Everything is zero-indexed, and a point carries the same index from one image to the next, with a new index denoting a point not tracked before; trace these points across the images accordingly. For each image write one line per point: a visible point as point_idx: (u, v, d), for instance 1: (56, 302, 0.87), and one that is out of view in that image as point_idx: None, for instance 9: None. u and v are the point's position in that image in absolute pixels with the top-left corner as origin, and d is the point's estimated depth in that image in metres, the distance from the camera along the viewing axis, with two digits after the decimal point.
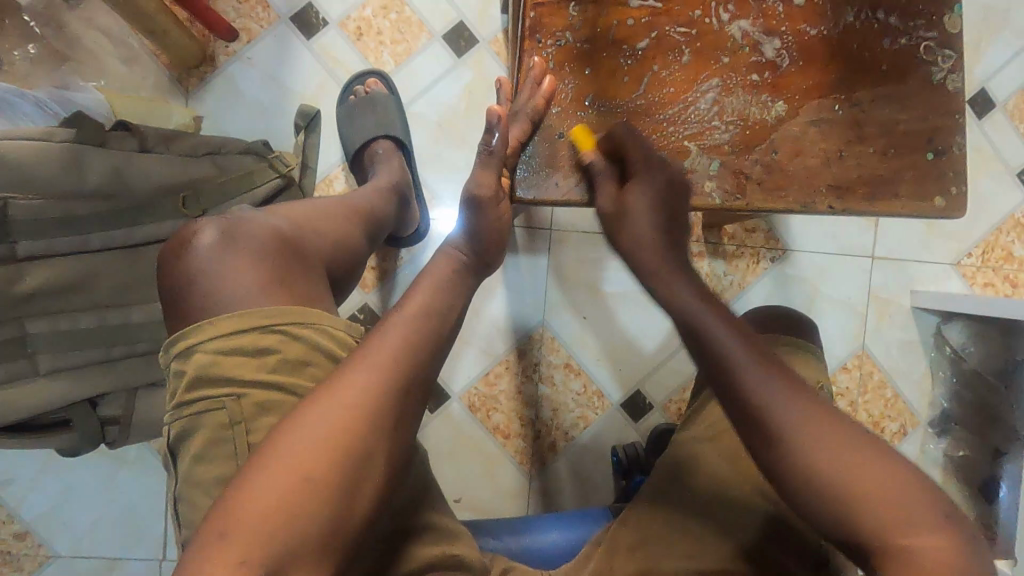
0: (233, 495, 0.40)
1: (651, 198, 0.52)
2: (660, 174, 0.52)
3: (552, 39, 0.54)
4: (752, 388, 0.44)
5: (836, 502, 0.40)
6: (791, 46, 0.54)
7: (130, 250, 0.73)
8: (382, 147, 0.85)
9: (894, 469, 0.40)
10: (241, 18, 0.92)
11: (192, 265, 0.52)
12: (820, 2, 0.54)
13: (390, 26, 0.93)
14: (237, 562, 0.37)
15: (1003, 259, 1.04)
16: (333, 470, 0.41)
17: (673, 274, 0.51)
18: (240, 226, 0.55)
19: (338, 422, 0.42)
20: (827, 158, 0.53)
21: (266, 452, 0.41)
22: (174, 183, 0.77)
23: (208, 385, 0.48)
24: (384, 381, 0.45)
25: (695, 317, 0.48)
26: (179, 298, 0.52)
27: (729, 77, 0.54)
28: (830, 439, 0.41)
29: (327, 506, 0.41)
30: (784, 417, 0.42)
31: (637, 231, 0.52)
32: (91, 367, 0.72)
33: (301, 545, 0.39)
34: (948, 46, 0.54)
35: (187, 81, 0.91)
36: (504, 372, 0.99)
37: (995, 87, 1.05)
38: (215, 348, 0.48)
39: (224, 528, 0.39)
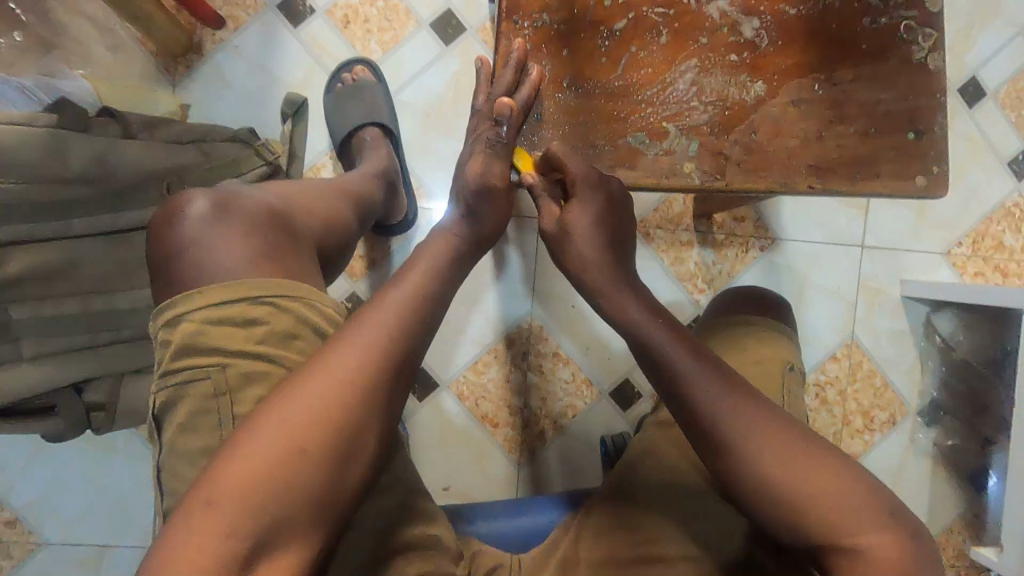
0: (218, 467, 0.40)
1: (590, 218, 0.53)
2: (599, 192, 0.53)
3: (530, 20, 0.55)
4: (701, 401, 0.46)
5: (782, 501, 0.43)
6: (770, 26, 0.53)
7: (117, 234, 0.74)
8: (370, 134, 0.85)
9: (832, 471, 0.43)
10: (228, 6, 0.91)
11: (183, 235, 0.52)
12: None
13: (377, 14, 0.93)
14: (223, 533, 0.38)
15: (994, 248, 1.04)
16: (323, 446, 0.41)
17: (620, 291, 0.53)
18: (232, 200, 0.55)
19: (329, 396, 0.42)
20: (808, 138, 0.52)
21: (255, 424, 0.41)
22: (160, 171, 0.76)
23: (196, 354, 0.48)
24: (377, 355, 0.44)
25: (646, 332, 0.50)
26: (169, 268, 0.51)
27: (708, 57, 0.54)
28: (780, 445, 0.44)
29: (317, 480, 0.41)
30: (732, 424, 0.45)
31: (582, 253, 0.54)
32: (77, 352, 0.71)
33: (290, 519, 0.40)
34: (929, 26, 0.53)
35: (174, 70, 0.91)
36: (493, 361, 0.99)
37: (985, 76, 1.04)
38: (203, 318, 0.48)
39: (209, 498, 0.39)
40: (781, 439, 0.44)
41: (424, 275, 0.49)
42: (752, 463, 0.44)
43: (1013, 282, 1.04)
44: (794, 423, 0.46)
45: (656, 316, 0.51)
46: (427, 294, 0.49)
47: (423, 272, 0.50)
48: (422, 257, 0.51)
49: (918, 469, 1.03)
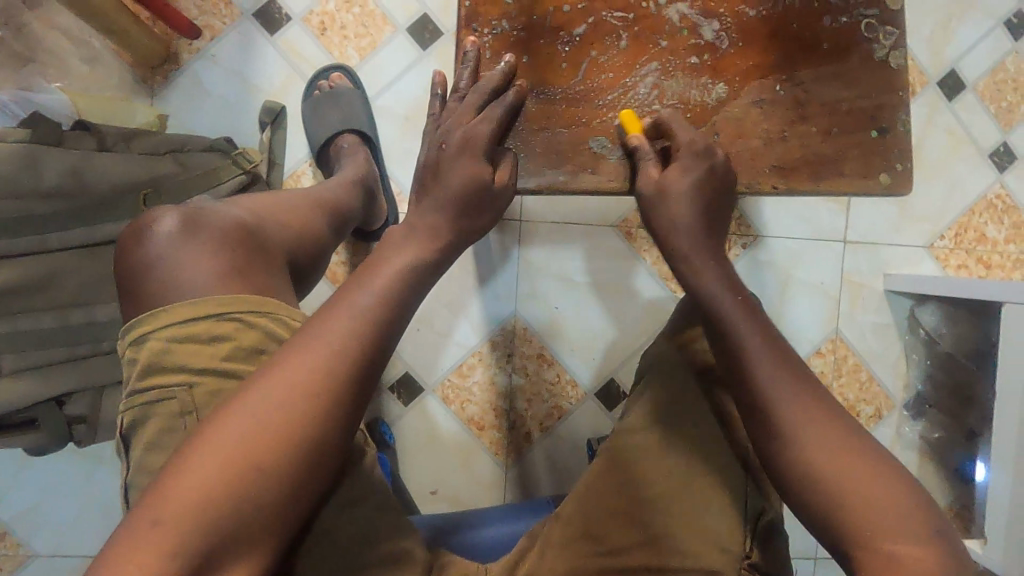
0: (168, 475, 0.41)
1: (691, 185, 0.51)
2: (704, 161, 0.51)
3: (488, 27, 0.55)
4: (762, 384, 0.47)
5: (828, 499, 0.44)
6: (730, 28, 0.53)
7: (90, 249, 0.73)
8: (347, 141, 0.86)
9: (875, 476, 0.44)
10: (203, 14, 0.91)
11: (150, 253, 0.53)
12: None
13: (353, 20, 0.92)
14: (170, 543, 0.38)
15: (977, 240, 1.05)
16: (282, 457, 0.42)
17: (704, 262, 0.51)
18: (202, 217, 0.55)
19: (286, 405, 0.43)
20: (771, 139, 0.52)
21: (209, 432, 0.42)
22: (138, 182, 0.76)
23: (161, 373, 0.48)
24: (334, 357, 0.44)
25: (720, 306, 0.50)
26: (137, 286, 0.52)
27: (668, 60, 0.54)
28: (828, 442, 0.45)
29: (274, 482, 0.42)
30: (790, 414, 0.46)
31: (668, 221, 0.52)
32: (55, 367, 0.71)
33: (244, 528, 0.41)
34: (890, 24, 0.53)
35: (152, 81, 0.90)
36: (478, 364, 0.99)
37: (966, 68, 1.04)
38: (166, 337, 0.49)
39: (161, 508, 0.39)
40: (833, 436, 0.46)
41: (387, 284, 0.49)
42: (802, 450, 0.45)
43: (995, 274, 1.05)
44: (852, 427, 0.47)
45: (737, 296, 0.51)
46: (392, 302, 0.48)
47: (386, 279, 0.49)
48: (388, 262, 0.50)
49: (904, 462, 1.05)
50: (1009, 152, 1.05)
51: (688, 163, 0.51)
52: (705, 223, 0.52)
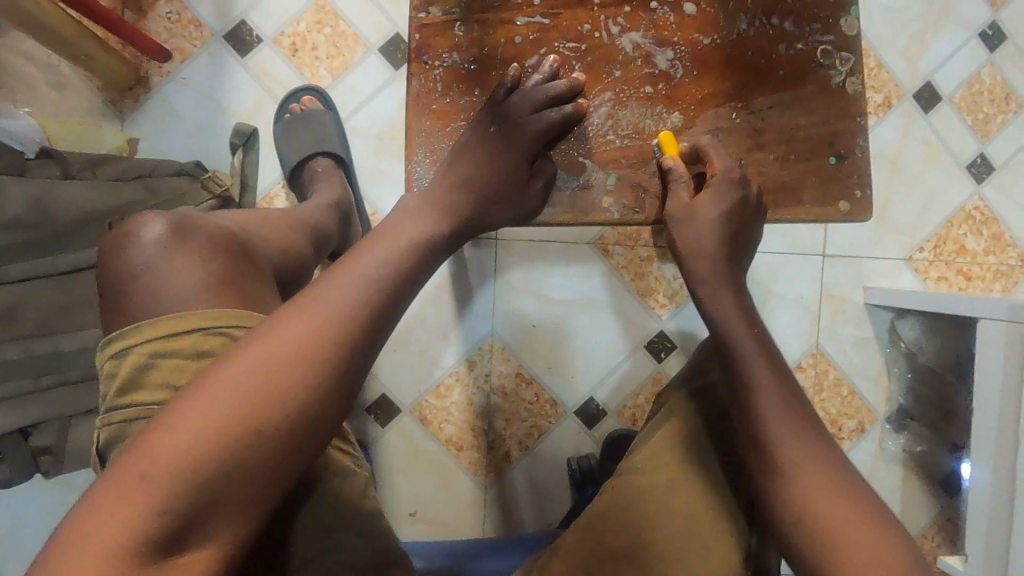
0: (151, 431, 0.37)
1: (722, 214, 0.50)
2: (739, 191, 0.50)
3: (439, 60, 0.55)
4: (769, 419, 0.48)
5: (814, 536, 0.44)
6: (684, 56, 0.53)
7: (58, 278, 0.72)
8: (321, 164, 0.85)
9: (865, 524, 0.44)
10: (173, 37, 0.90)
11: (136, 260, 0.51)
12: (713, 9, 0.53)
13: (324, 41, 0.92)
14: (147, 501, 0.35)
15: (956, 252, 1.05)
16: (273, 421, 0.38)
17: (725, 287, 0.51)
18: (192, 224, 0.54)
19: (281, 363, 0.40)
20: (730, 167, 0.52)
21: (196, 389, 0.39)
22: (105, 210, 0.76)
23: (143, 388, 0.45)
24: (332, 321, 0.42)
25: (733, 337, 0.50)
26: (122, 294, 0.50)
27: (623, 90, 0.54)
28: (820, 486, 0.45)
29: (262, 449, 0.38)
30: (784, 453, 0.47)
31: (699, 239, 0.51)
32: (18, 399, 0.70)
33: (225, 494, 0.37)
34: (847, 50, 0.52)
35: (121, 104, 0.90)
36: (455, 384, 0.98)
37: (941, 80, 1.04)
38: (151, 350, 0.46)
39: (137, 466, 0.36)
40: (827, 481, 0.46)
41: None
42: (796, 489, 0.46)
43: (974, 286, 1.05)
44: (853, 477, 0.47)
45: (750, 328, 0.51)
46: None
47: None
48: (395, 233, 0.48)
49: (888, 476, 1.04)
50: (986, 164, 1.05)
51: (719, 191, 0.50)
52: (727, 252, 0.52)
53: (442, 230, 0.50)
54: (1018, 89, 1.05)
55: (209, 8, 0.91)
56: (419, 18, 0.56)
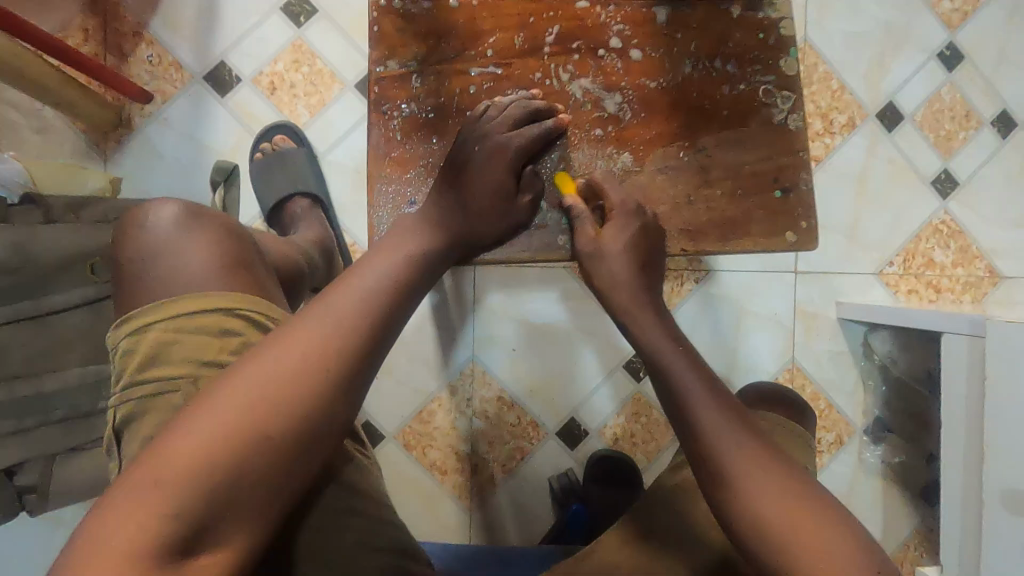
0: (165, 436, 0.38)
1: (629, 242, 0.55)
2: (636, 221, 0.56)
3: (398, 110, 0.58)
4: (708, 430, 0.49)
5: (773, 545, 0.44)
6: (632, 99, 0.58)
7: (40, 319, 0.74)
8: (300, 206, 0.88)
9: (818, 521, 0.44)
10: (155, 80, 0.93)
11: (150, 243, 0.52)
12: (658, 55, 0.58)
13: (302, 79, 0.95)
14: (160, 506, 0.36)
15: (925, 265, 1.08)
16: (286, 424, 0.39)
17: (646, 311, 0.56)
18: (201, 210, 0.55)
19: (290, 370, 0.40)
20: (643, 210, 0.56)
21: (205, 396, 0.39)
22: (86, 250, 0.76)
23: (165, 364, 0.46)
24: (341, 328, 0.43)
25: (665, 360, 0.53)
26: (137, 273, 0.51)
27: (574, 133, 0.58)
28: (775, 491, 0.46)
29: (273, 454, 0.39)
30: (729, 464, 0.48)
31: (615, 272, 0.56)
32: (3, 439, 0.71)
33: (237, 499, 0.38)
34: (787, 88, 0.57)
35: (105, 145, 0.92)
36: (438, 410, 1.00)
37: (902, 100, 1.07)
38: (173, 327, 0.47)
39: (151, 470, 0.37)
40: (775, 485, 0.46)
41: None
42: (749, 497, 0.46)
43: (944, 298, 1.08)
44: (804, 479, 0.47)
45: (676, 345, 0.54)
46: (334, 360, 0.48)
47: None
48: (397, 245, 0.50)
49: (869, 488, 1.05)
50: (950, 179, 1.08)
51: (621, 224, 0.55)
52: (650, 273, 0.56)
53: (429, 246, 0.52)
54: (977, 107, 1.08)
55: (189, 51, 0.94)
56: (377, 71, 0.59)
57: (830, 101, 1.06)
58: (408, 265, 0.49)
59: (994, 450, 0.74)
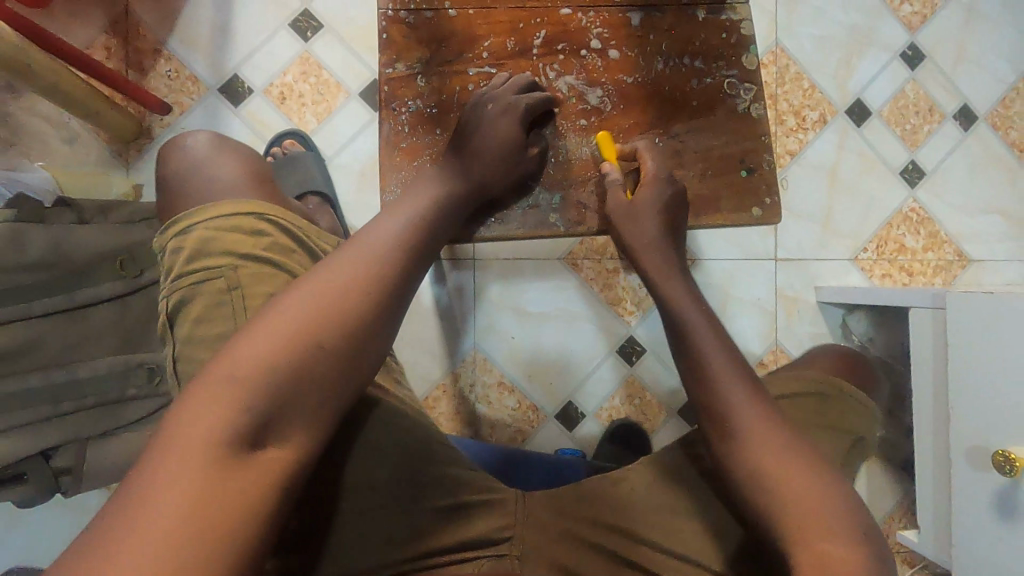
0: (229, 346, 0.45)
1: (659, 207, 0.61)
2: (669, 187, 0.62)
3: (404, 107, 0.65)
4: (722, 384, 0.56)
5: (774, 495, 0.51)
6: (611, 93, 0.65)
7: (75, 311, 0.79)
8: (311, 203, 0.93)
9: (816, 480, 0.51)
10: (173, 92, 1.00)
11: (189, 167, 0.65)
12: (633, 54, 0.65)
13: (310, 89, 1.02)
14: (230, 402, 0.42)
15: (897, 251, 1.15)
16: (330, 338, 0.46)
17: (675, 278, 0.62)
18: (227, 143, 0.68)
19: (332, 293, 0.47)
20: (675, 179, 0.62)
21: (262, 315, 0.46)
22: (116, 247, 0.84)
23: (207, 257, 0.57)
24: (375, 264, 0.50)
25: (688, 321, 0.60)
26: (180, 190, 0.64)
27: (562, 124, 0.65)
28: (779, 450, 0.53)
29: (321, 363, 0.45)
30: (741, 419, 0.55)
31: (643, 233, 0.62)
32: (42, 423, 0.76)
33: (292, 401, 0.44)
34: (749, 81, 0.65)
35: (127, 153, 0.99)
36: (442, 396, 1.05)
37: (869, 97, 1.15)
38: (212, 229, 0.58)
39: (220, 375, 0.43)
40: (781, 446, 0.53)
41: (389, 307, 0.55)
42: (756, 453, 0.53)
43: (916, 281, 1.15)
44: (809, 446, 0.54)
45: (701, 309, 0.60)
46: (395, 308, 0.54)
47: None
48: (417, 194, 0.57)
49: None
50: (918, 170, 1.16)
51: (654, 189, 0.62)
52: (675, 233, 0.63)
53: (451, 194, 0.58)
54: (940, 102, 1.16)
55: (204, 64, 1.01)
56: (386, 73, 0.65)
57: (802, 99, 1.13)
58: (432, 210, 0.56)
59: (959, 412, 0.80)
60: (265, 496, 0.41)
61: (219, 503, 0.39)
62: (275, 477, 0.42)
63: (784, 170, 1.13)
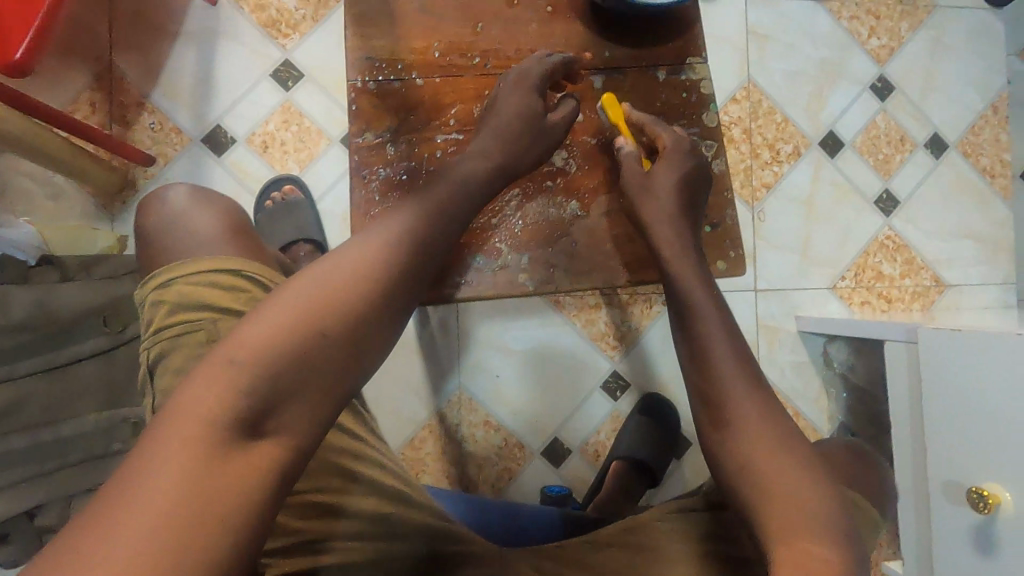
0: (237, 329, 0.45)
1: (677, 178, 0.66)
2: (684, 157, 0.67)
3: (375, 174, 0.67)
4: (722, 365, 0.57)
5: (760, 488, 0.51)
6: (576, 155, 0.70)
7: (58, 370, 0.80)
8: (304, 250, 0.96)
9: (803, 480, 0.51)
10: (157, 144, 1.02)
11: (166, 218, 0.68)
12: (597, 117, 0.71)
13: (291, 137, 1.04)
14: (232, 385, 0.43)
15: (875, 278, 1.17)
16: (337, 326, 0.46)
17: (684, 262, 0.63)
18: (204, 193, 0.71)
19: (343, 282, 0.48)
20: (691, 152, 0.68)
21: (271, 300, 0.47)
22: (100, 305, 0.85)
23: (189, 310, 0.60)
24: (385, 255, 0.51)
25: (693, 302, 0.61)
26: (158, 241, 0.67)
27: (530, 185, 0.69)
28: (769, 442, 0.53)
29: (326, 352, 0.45)
30: (737, 406, 0.55)
31: (663, 206, 0.65)
32: (27, 483, 0.77)
33: (295, 388, 0.44)
34: (710, 138, 0.72)
35: (112, 205, 1.01)
36: (428, 436, 1.06)
37: (841, 129, 1.17)
38: (194, 283, 0.61)
39: (226, 356, 0.44)
40: (774, 439, 0.53)
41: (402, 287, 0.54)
42: (750, 439, 0.53)
43: (894, 307, 1.17)
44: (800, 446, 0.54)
45: (706, 291, 0.61)
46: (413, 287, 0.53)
47: None
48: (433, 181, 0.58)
49: None
50: (892, 199, 1.18)
51: (673, 160, 0.67)
52: (688, 204, 0.66)
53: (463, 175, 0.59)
54: (910, 132, 1.19)
55: (187, 116, 1.03)
56: (356, 141, 0.67)
57: (776, 132, 1.15)
58: (437, 199, 0.57)
59: (935, 445, 0.81)
60: (264, 486, 0.42)
61: (211, 491, 0.40)
62: (272, 465, 0.42)
63: (761, 202, 1.15)
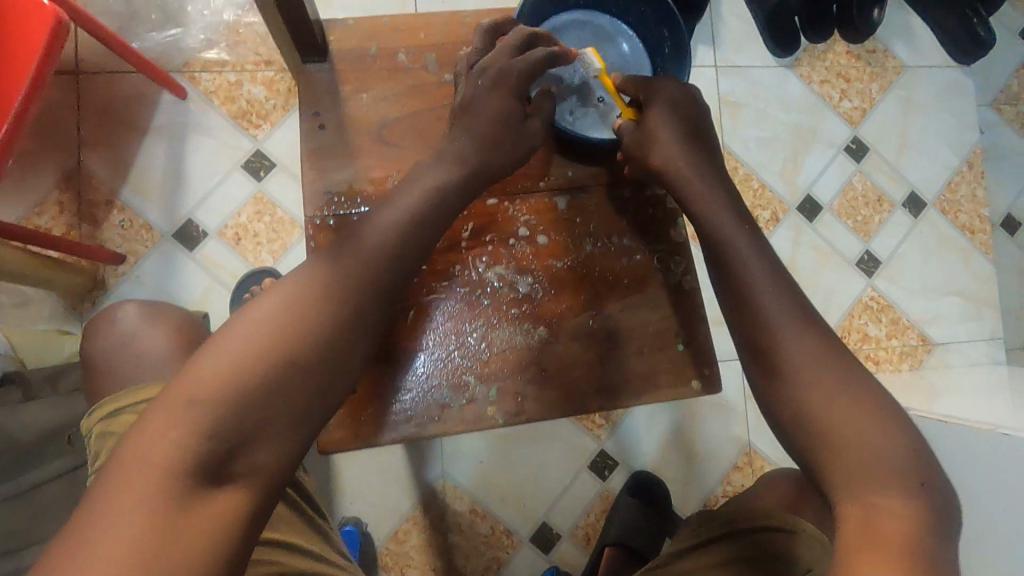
0: (191, 364, 0.46)
1: (681, 126, 0.66)
2: (678, 104, 0.67)
3: None
4: (771, 321, 0.56)
5: (832, 436, 0.50)
6: (541, 280, 0.68)
7: (20, 496, 0.77)
8: None
9: (879, 423, 0.50)
10: (126, 241, 1.00)
11: (116, 338, 0.65)
12: (563, 239, 0.69)
13: (264, 228, 1.03)
14: (194, 422, 0.43)
15: (861, 340, 1.15)
16: (299, 351, 0.48)
17: (716, 202, 0.63)
18: (158, 307, 0.70)
19: (300, 308, 0.49)
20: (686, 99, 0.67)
21: (227, 330, 0.48)
22: (64, 422, 0.82)
23: None
24: (344, 278, 0.52)
25: (733, 244, 0.60)
26: (109, 363, 0.65)
27: (494, 314, 0.66)
28: (829, 387, 0.52)
29: (289, 378, 0.47)
30: (790, 354, 0.55)
31: (667, 148, 0.65)
32: None
33: (262, 420, 0.45)
34: (677, 255, 0.70)
35: (80, 306, 0.98)
36: (412, 528, 1.02)
37: (818, 192, 1.17)
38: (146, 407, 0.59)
39: (182, 393, 0.44)
40: (841, 384, 0.52)
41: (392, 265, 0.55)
42: (803, 392, 0.53)
43: (883, 369, 1.15)
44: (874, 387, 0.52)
45: (745, 230, 0.61)
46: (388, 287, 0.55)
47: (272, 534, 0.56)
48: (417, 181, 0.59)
49: None
50: (873, 259, 1.17)
51: (668, 115, 0.66)
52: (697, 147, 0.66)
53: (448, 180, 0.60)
54: (887, 192, 1.19)
55: (157, 212, 1.01)
56: None
57: (753, 199, 1.15)
58: (422, 207, 0.58)
59: None
60: (238, 520, 0.42)
61: (184, 534, 0.40)
62: (240, 501, 0.43)
63: None
